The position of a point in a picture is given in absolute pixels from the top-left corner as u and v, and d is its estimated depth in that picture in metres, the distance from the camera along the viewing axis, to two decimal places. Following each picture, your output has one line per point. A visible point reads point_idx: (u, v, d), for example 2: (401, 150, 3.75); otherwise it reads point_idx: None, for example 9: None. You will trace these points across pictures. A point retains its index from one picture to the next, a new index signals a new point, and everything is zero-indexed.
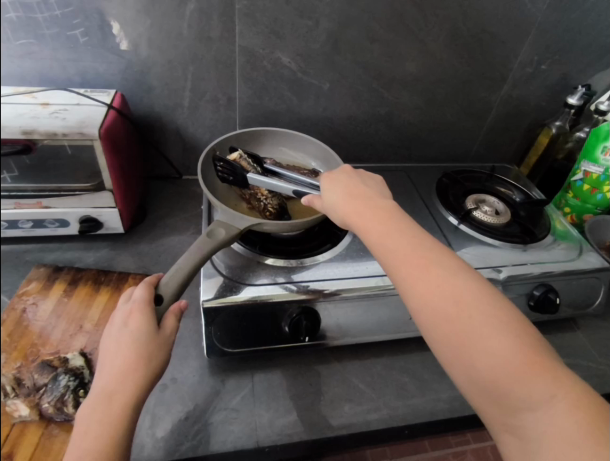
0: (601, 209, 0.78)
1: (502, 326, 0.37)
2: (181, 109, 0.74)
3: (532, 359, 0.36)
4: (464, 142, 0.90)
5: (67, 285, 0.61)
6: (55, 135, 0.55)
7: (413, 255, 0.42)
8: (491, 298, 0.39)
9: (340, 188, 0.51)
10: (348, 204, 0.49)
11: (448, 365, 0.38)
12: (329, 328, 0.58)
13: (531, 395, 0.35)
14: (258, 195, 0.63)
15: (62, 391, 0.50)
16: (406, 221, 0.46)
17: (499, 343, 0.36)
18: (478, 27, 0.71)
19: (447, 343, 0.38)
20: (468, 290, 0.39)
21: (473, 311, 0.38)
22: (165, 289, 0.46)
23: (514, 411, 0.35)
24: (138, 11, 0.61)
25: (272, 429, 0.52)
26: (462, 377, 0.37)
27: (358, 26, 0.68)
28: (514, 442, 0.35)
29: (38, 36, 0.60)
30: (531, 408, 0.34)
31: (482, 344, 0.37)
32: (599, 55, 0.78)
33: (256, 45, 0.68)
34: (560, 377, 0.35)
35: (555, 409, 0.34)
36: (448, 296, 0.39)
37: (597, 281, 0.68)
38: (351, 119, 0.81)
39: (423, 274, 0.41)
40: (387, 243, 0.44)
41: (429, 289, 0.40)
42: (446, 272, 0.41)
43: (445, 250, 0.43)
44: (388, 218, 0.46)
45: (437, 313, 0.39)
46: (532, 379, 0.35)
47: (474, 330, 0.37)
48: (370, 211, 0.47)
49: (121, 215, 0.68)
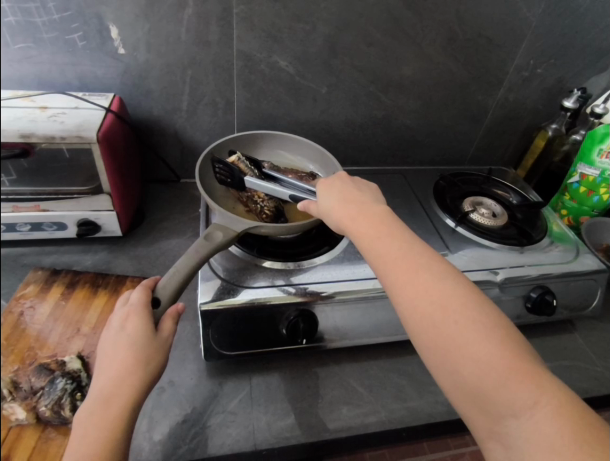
0: (597, 210, 0.78)
1: (488, 331, 0.37)
2: (179, 112, 0.74)
3: (517, 365, 0.36)
4: (461, 146, 0.90)
5: (65, 289, 0.61)
6: (53, 139, 0.56)
7: (402, 259, 0.43)
8: (478, 304, 0.39)
9: (334, 194, 0.52)
10: (343, 209, 0.49)
11: (436, 373, 0.39)
12: (327, 331, 0.58)
13: (515, 401, 0.35)
14: (255, 198, 0.64)
15: (59, 394, 0.50)
16: (399, 225, 0.47)
17: (484, 349, 0.37)
18: (475, 31, 0.72)
19: (433, 348, 0.38)
20: (457, 295, 0.40)
21: (460, 316, 0.38)
22: (162, 292, 0.47)
23: (498, 418, 0.35)
24: (137, 15, 0.61)
25: (270, 432, 0.52)
26: (449, 383, 0.38)
27: (355, 30, 0.69)
28: (499, 449, 0.35)
29: (37, 40, 0.60)
30: (514, 414, 0.34)
31: (467, 349, 0.37)
32: (594, 59, 0.79)
33: (253, 49, 0.68)
34: (545, 384, 0.35)
35: (539, 416, 0.34)
36: (434, 300, 0.39)
37: (594, 283, 0.68)
38: (349, 123, 0.81)
39: (411, 278, 0.41)
40: (378, 248, 0.44)
41: (417, 292, 0.40)
42: (435, 277, 0.41)
43: (435, 255, 0.43)
44: (381, 223, 0.47)
45: (425, 317, 0.39)
46: (517, 385, 0.35)
47: (460, 335, 0.37)
48: (363, 215, 0.48)
49: (119, 219, 0.68)
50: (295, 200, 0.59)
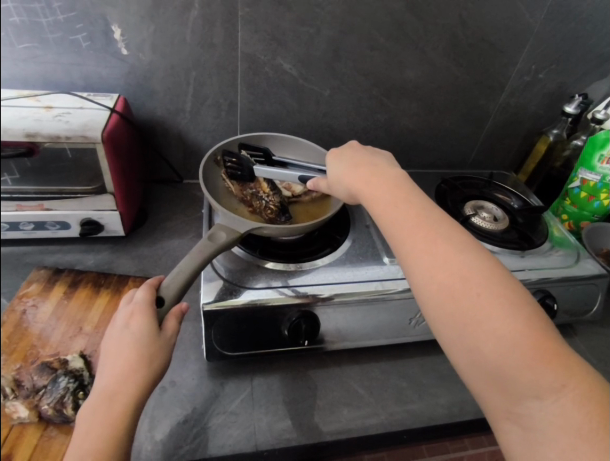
0: (598, 216, 0.79)
1: (513, 308, 0.37)
2: (183, 113, 0.75)
3: (543, 346, 0.36)
4: (463, 150, 0.91)
5: (67, 288, 0.60)
6: (58, 138, 0.56)
7: (423, 232, 0.43)
8: (500, 278, 0.39)
9: (345, 161, 0.53)
10: (359, 179, 0.50)
11: (452, 349, 0.39)
12: (328, 333, 0.59)
13: (539, 384, 0.35)
14: (259, 194, 0.66)
15: (62, 392, 0.50)
16: (418, 197, 0.47)
17: (508, 326, 0.37)
18: (477, 36, 0.73)
19: (451, 321, 0.39)
20: (480, 272, 0.40)
21: (483, 290, 0.38)
22: (166, 291, 0.47)
23: (519, 399, 0.36)
24: (142, 16, 0.62)
25: (271, 433, 0.52)
26: (466, 359, 0.38)
27: (359, 34, 0.69)
28: (517, 430, 0.36)
29: (42, 40, 0.60)
30: (538, 397, 0.35)
31: (490, 325, 0.37)
32: (595, 65, 0.80)
33: (257, 51, 0.69)
34: (572, 369, 0.35)
35: (565, 400, 0.34)
36: (454, 273, 0.40)
37: (594, 288, 0.69)
38: (352, 126, 0.82)
39: (432, 250, 0.41)
40: (398, 220, 0.44)
41: (436, 264, 0.40)
42: (456, 250, 0.41)
43: (457, 230, 0.43)
44: (401, 195, 0.47)
45: (445, 293, 0.39)
46: (542, 368, 0.35)
47: (481, 309, 0.38)
48: (382, 186, 0.48)
49: (122, 218, 0.68)
50: (303, 179, 0.60)
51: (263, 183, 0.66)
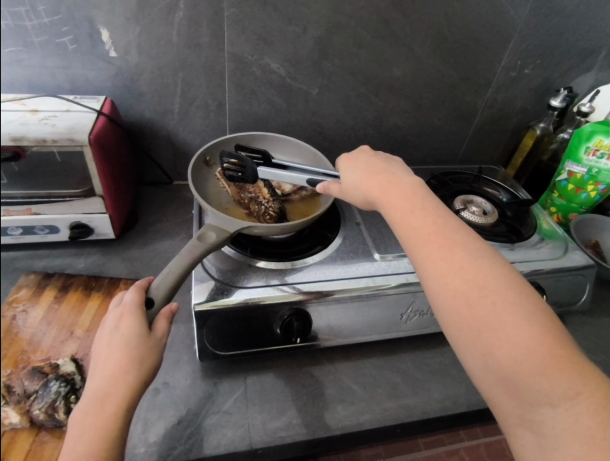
0: (585, 208, 0.80)
1: (527, 315, 0.38)
2: (171, 114, 0.75)
3: (558, 353, 0.36)
4: (452, 145, 0.91)
5: (58, 292, 0.60)
6: (45, 142, 0.56)
7: (437, 239, 0.43)
8: (515, 285, 0.40)
9: (359, 168, 0.55)
10: (373, 184, 0.51)
11: (466, 355, 0.39)
12: (321, 330, 0.59)
13: (553, 391, 0.35)
14: (259, 199, 0.65)
15: (53, 397, 0.50)
16: (435, 205, 0.47)
17: (523, 333, 0.37)
18: (463, 33, 0.73)
19: (465, 328, 0.39)
20: (497, 280, 0.40)
21: (498, 297, 0.39)
22: (156, 292, 0.47)
23: (533, 406, 0.36)
24: (128, 18, 0.62)
25: (265, 431, 0.52)
26: (479, 365, 0.38)
27: (345, 33, 0.70)
28: (529, 437, 0.36)
29: (27, 43, 0.60)
30: (551, 403, 0.35)
31: (505, 331, 0.37)
32: (579, 59, 0.81)
33: (244, 51, 0.69)
34: (586, 376, 0.36)
35: (580, 408, 0.34)
36: (469, 279, 0.40)
37: (583, 278, 0.69)
38: (340, 124, 0.82)
39: (447, 256, 0.42)
40: (413, 227, 0.45)
41: (451, 270, 0.41)
42: (471, 257, 0.42)
43: (473, 237, 0.44)
44: (416, 202, 0.48)
45: (461, 300, 0.40)
46: (556, 375, 0.35)
47: (496, 316, 0.38)
48: (396, 194, 0.49)
49: (112, 221, 0.68)
50: (312, 183, 0.58)
51: (263, 188, 0.66)
